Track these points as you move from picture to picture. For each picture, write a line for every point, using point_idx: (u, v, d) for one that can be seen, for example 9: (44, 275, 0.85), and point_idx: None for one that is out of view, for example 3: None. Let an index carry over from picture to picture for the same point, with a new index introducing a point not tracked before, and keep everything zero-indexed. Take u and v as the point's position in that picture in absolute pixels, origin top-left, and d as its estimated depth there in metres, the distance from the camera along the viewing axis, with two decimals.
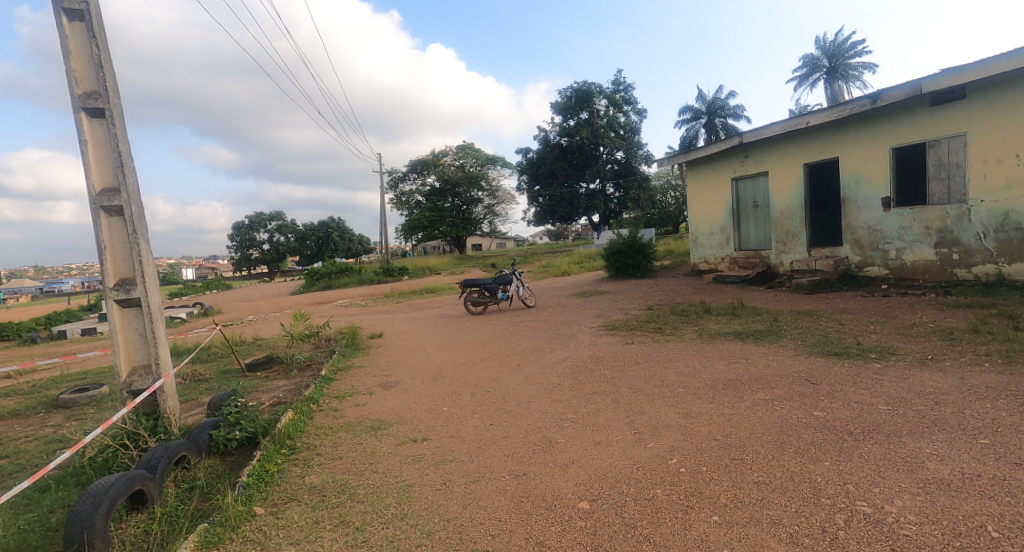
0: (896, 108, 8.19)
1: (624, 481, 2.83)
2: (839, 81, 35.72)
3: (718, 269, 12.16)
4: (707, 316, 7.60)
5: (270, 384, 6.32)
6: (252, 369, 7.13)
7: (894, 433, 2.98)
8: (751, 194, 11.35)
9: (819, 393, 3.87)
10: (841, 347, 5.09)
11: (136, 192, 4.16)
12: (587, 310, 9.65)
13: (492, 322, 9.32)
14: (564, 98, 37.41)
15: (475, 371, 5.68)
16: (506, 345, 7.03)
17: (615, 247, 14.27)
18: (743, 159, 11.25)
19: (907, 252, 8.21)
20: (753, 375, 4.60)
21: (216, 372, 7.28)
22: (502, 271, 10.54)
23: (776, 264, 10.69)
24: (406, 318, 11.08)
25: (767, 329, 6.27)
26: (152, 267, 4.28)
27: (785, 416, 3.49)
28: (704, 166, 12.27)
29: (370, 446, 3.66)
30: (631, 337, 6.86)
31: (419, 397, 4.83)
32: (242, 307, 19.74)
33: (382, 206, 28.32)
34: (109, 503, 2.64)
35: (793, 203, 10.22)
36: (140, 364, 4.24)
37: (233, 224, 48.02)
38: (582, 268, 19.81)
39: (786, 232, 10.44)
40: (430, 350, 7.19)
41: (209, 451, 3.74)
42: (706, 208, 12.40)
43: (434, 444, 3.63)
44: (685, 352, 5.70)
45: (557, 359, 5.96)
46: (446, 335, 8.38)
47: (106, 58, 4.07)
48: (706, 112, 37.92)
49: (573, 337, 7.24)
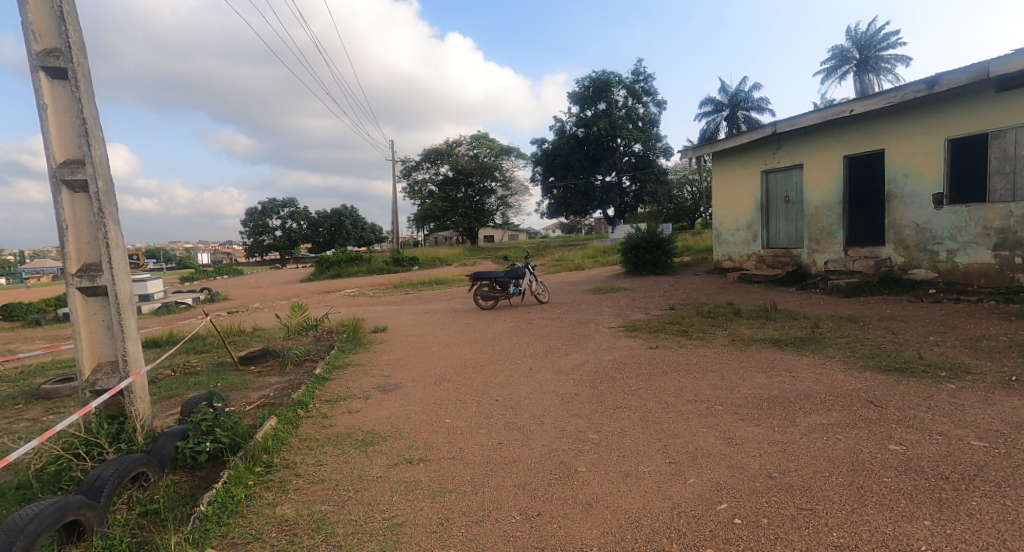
0: (955, 94, 7.46)
1: (665, 532, 2.27)
2: (870, 74, 34.39)
3: (743, 267, 11.51)
4: (737, 319, 6.98)
5: (260, 381, 5.84)
6: (247, 362, 6.68)
7: (1006, 483, 2.37)
8: (782, 188, 10.64)
9: (889, 419, 3.27)
10: (902, 361, 4.47)
11: (103, 165, 3.67)
12: (605, 308, 9.06)
13: (503, 318, 8.78)
14: (583, 87, 36.54)
15: (482, 375, 5.14)
16: (517, 345, 6.49)
17: (633, 242, 13.66)
18: (776, 150, 10.53)
19: (960, 255, 7.52)
20: (802, 392, 4.01)
21: (209, 365, 6.85)
22: (514, 265, 10.01)
23: (808, 263, 10.00)
24: (411, 311, 10.59)
25: (809, 337, 5.65)
26: (122, 252, 3.78)
27: (853, 449, 2.91)
28: (732, 158, 11.58)
29: (359, 467, 3.13)
30: (654, 341, 6.26)
31: (420, 405, 4.32)
32: (249, 294, 19.39)
33: (395, 195, 27.86)
34: (26, 542, 2.12)
35: (830, 198, 9.49)
36: (107, 361, 3.77)
37: (247, 210, 48.01)
38: (597, 262, 19.23)
39: (820, 229, 9.73)
40: (437, 348, 6.66)
41: (176, 465, 3.25)
42: (732, 202, 11.72)
43: (433, 467, 3.10)
44: (718, 361, 5.10)
45: (574, 364, 5.41)
46: (453, 331, 7.84)
47: (70, 10, 3.55)
48: (729, 104, 36.88)
49: (591, 339, 6.66)
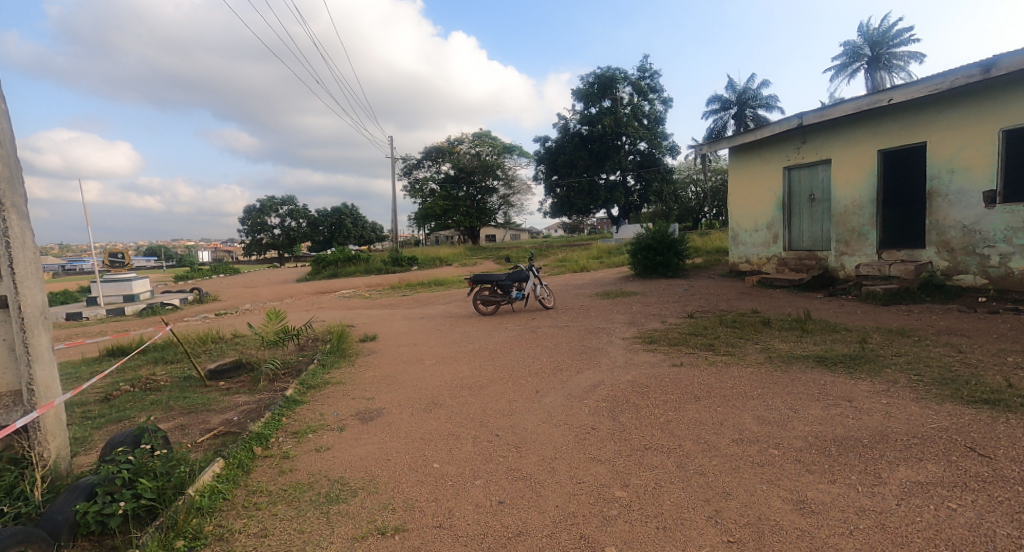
0: (1012, 80, 6.73)
1: None
2: (882, 72, 33.54)
3: (762, 270, 10.75)
4: (768, 331, 6.21)
5: (226, 401, 5.09)
6: (216, 378, 5.93)
7: None
8: (807, 186, 9.90)
9: (1011, 479, 2.51)
10: (987, 390, 3.71)
11: (5, 145, 2.93)
12: (616, 315, 8.31)
13: (505, 325, 8.02)
14: (587, 84, 35.75)
15: (481, 400, 4.38)
16: (521, 360, 5.73)
17: (643, 242, 12.88)
18: (801, 144, 9.78)
19: (1015, 259, 6.78)
20: (876, 430, 3.24)
21: (174, 380, 6.09)
22: (517, 267, 9.25)
23: (836, 267, 9.23)
24: (406, 316, 9.83)
25: (859, 354, 4.89)
26: (31, 253, 3.04)
27: (977, 528, 2.16)
28: (751, 154, 10.84)
29: (315, 542, 2.37)
30: (677, 357, 5.49)
31: (405, 441, 3.57)
32: (241, 295, 18.67)
33: (394, 193, 27.14)
34: None
35: (862, 196, 8.72)
36: (8, 391, 3.00)
37: (245, 208, 47.29)
38: (603, 263, 18.49)
39: (850, 230, 8.96)
40: (430, 362, 5.90)
41: (76, 533, 2.45)
42: (751, 201, 10.97)
43: (414, 543, 2.34)
44: (758, 384, 4.34)
45: (588, 386, 4.65)
46: (449, 341, 7.09)
47: None
48: (737, 102, 36.10)
49: (604, 353, 5.90)
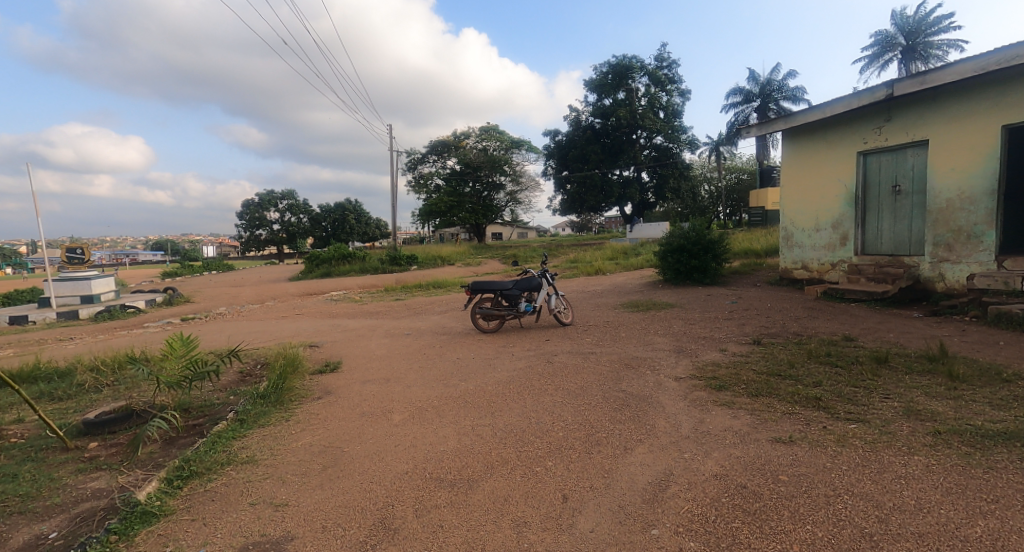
0: None
1: None
2: (917, 62, 31.29)
3: (823, 279, 8.78)
4: (893, 375, 4.27)
5: (69, 489, 3.19)
6: (86, 436, 4.02)
7: None
8: (889, 174, 7.92)
9: None
10: None
11: None
12: (655, 338, 6.37)
13: (511, 350, 6.10)
14: (601, 74, 33.75)
15: (468, 523, 2.47)
16: (535, 419, 3.81)
17: (674, 243, 10.92)
18: (884, 123, 7.80)
19: None
20: None
21: (30, 436, 4.17)
22: (527, 273, 7.37)
23: (931, 276, 7.25)
24: (389, 332, 7.94)
25: None
26: None
27: None
28: (813, 136, 8.86)
29: None
30: (777, 422, 3.56)
31: None
32: (220, 296, 16.87)
33: (394, 188, 25.30)
34: None
35: (973, 186, 6.76)
36: None
37: (245, 203, 45.66)
38: (621, 265, 16.51)
39: (953, 230, 6.99)
40: (398, 418, 3.99)
41: None
42: (811, 194, 8.97)
43: None
44: (973, 503, 2.38)
45: (654, 491, 2.71)
46: (436, 375, 5.20)
47: None
48: (759, 95, 34.06)
49: (659, 409, 3.95)
